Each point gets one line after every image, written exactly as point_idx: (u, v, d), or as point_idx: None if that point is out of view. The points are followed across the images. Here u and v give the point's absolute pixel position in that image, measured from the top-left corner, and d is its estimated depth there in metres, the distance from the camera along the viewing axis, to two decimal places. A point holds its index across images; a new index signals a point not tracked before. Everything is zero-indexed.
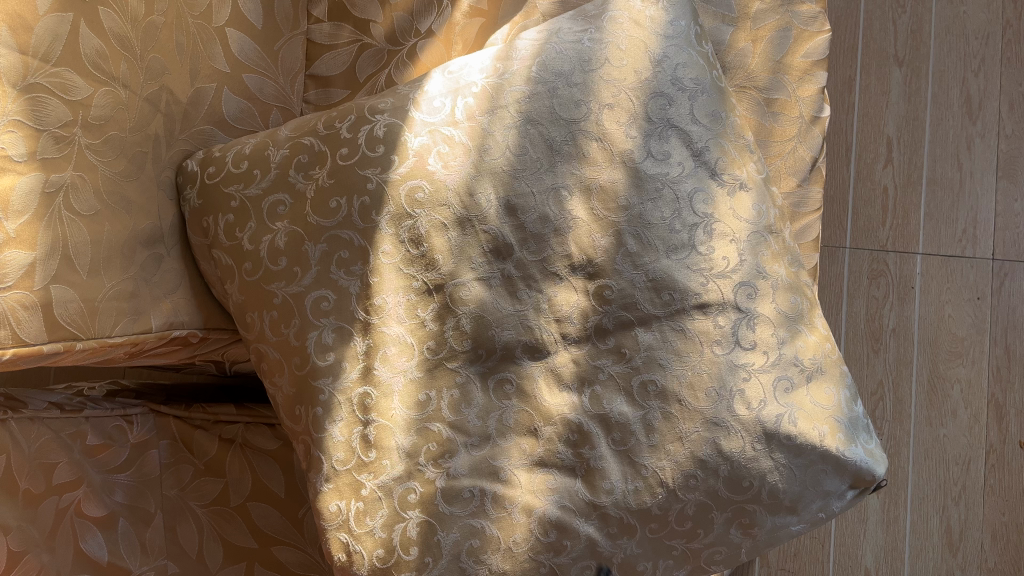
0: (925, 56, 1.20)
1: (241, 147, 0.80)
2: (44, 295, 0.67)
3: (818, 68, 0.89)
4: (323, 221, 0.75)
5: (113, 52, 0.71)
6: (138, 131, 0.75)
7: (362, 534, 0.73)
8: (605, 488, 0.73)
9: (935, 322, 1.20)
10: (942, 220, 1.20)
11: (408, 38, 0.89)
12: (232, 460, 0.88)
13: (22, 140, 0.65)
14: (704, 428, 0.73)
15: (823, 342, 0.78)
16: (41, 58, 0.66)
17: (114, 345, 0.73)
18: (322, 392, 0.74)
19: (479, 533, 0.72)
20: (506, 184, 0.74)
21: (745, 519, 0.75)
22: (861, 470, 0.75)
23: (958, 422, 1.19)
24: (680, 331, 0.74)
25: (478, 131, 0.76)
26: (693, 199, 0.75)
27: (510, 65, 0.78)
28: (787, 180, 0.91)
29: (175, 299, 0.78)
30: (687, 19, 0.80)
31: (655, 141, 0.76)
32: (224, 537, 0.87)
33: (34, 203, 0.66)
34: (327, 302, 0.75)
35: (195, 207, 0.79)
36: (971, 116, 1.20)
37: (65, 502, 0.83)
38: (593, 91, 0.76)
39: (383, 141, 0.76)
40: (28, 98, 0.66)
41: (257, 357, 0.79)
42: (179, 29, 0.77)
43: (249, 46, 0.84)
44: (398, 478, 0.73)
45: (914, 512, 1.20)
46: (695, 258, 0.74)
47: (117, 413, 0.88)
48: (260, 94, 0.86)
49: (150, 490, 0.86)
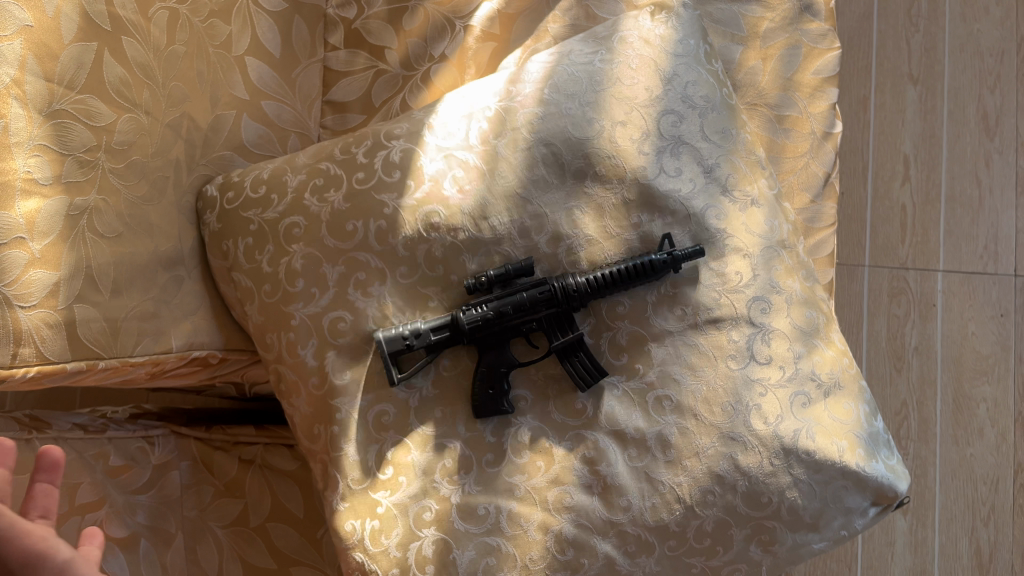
0: (939, 74, 1.20)
1: (259, 171, 0.81)
2: (67, 314, 0.67)
3: (829, 85, 0.90)
4: (341, 243, 0.76)
5: (135, 79, 0.73)
6: (159, 156, 0.76)
7: (377, 553, 0.73)
8: (621, 505, 0.73)
9: (959, 338, 1.19)
10: (963, 237, 1.19)
11: (422, 63, 0.91)
12: (252, 481, 0.87)
13: (48, 163, 0.66)
14: (720, 443, 0.73)
15: (840, 357, 0.78)
16: (66, 85, 0.67)
17: (136, 365, 0.73)
18: (339, 410, 0.75)
19: (495, 551, 0.73)
20: (520, 204, 0.76)
21: (764, 536, 0.74)
22: (882, 486, 0.75)
23: (985, 441, 1.18)
24: (693, 346, 0.75)
25: (491, 154, 0.77)
26: (705, 215, 0.77)
27: (522, 87, 0.79)
28: (800, 196, 0.90)
29: (195, 320, 0.79)
30: (696, 38, 0.82)
31: (667, 157, 0.77)
32: (244, 560, 0.85)
33: (59, 225, 0.66)
34: (344, 323, 0.76)
35: (215, 231, 0.80)
36: (987, 133, 1.20)
37: (87, 523, 0.80)
38: (604, 110, 0.78)
39: (399, 167, 0.77)
40: (54, 124, 0.66)
41: (276, 378, 0.79)
42: (200, 57, 0.79)
43: (267, 74, 0.86)
44: (413, 496, 0.74)
45: (943, 534, 1.17)
46: (709, 274, 0.76)
47: (139, 435, 0.86)
48: (279, 120, 0.88)
49: (171, 510, 0.85)
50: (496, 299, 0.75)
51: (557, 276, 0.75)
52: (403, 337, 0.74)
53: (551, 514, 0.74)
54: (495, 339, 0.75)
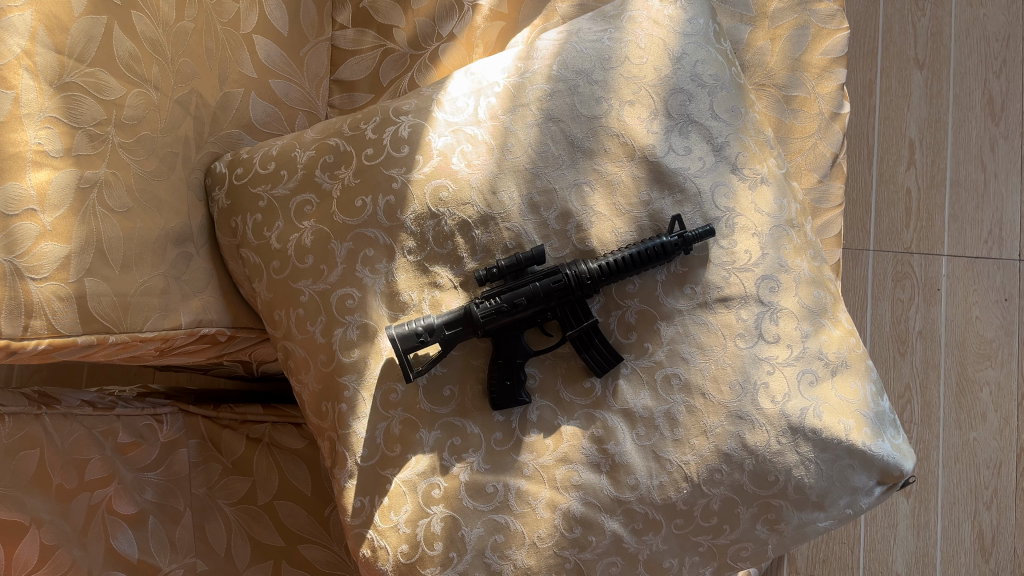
0: (945, 59, 1.20)
1: (268, 148, 0.81)
2: (78, 288, 0.67)
3: (837, 66, 0.89)
4: (349, 220, 0.76)
5: (145, 54, 0.72)
6: (168, 132, 0.76)
7: (386, 529, 0.74)
8: (629, 484, 0.74)
9: (962, 323, 1.19)
10: (968, 221, 1.19)
11: (430, 42, 0.91)
12: (260, 459, 0.87)
13: (58, 136, 0.66)
14: (728, 421, 0.73)
15: (848, 336, 0.78)
16: (76, 58, 0.67)
17: (146, 340, 0.73)
18: (347, 388, 0.75)
19: (503, 529, 0.73)
20: (529, 181, 0.76)
21: (771, 515, 0.75)
22: (889, 465, 0.75)
23: (988, 425, 1.18)
24: (702, 324, 0.75)
25: (500, 129, 0.77)
26: (714, 193, 0.77)
27: (531, 65, 0.79)
28: (807, 176, 0.91)
29: (204, 298, 0.79)
30: (705, 17, 0.81)
31: (677, 136, 0.77)
32: (252, 536, 0.86)
33: (69, 198, 0.66)
34: (352, 299, 0.76)
35: (224, 207, 0.80)
36: (993, 118, 1.20)
37: (96, 499, 0.80)
38: (613, 88, 0.78)
39: (408, 142, 0.77)
40: (64, 97, 0.66)
41: (284, 355, 0.80)
42: (209, 34, 0.79)
43: (276, 53, 0.86)
44: (422, 473, 0.74)
45: (945, 517, 1.17)
46: (717, 252, 0.76)
47: (148, 412, 0.86)
48: (287, 99, 0.88)
49: (180, 488, 0.85)
50: (507, 291, 0.74)
51: (569, 264, 0.74)
52: (417, 334, 0.72)
53: (559, 492, 0.74)
54: (509, 331, 0.74)
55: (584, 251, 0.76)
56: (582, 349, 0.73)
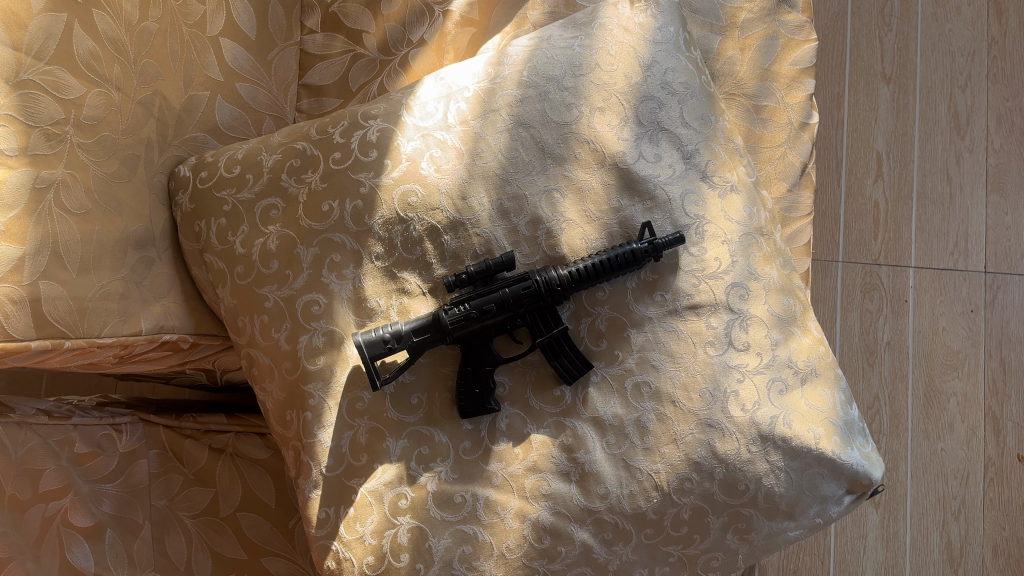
0: (912, 73, 1.22)
1: (233, 152, 0.79)
2: (32, 291, 0.65)
3: (806, 76, 0.90)
4: (316, 224, 0.75)
5: (107, 54, 0.71)
6: (130, 133, 0.74)
7: (351, 540, 0.72)
8: (599, 493, 0.73)
9: (929, 334, 1.20)
10: (934, 234, 1.20)
11: (401, 47, 0.91)
12: (223, 469, 0.85)
13: (14, 134, 0.64)
14: (698, 430, 0.73)
15: (817, 345, 0.78)
16: (34, 56, 0.65)
17: (104, 346, 0.71)
18: (312, 397, 0.73)
19: (471, 540, 0.72)
20: (498, 187, 0.75)
21: (741, 524, 0.74)
22: (858, 474, 0.75)
23: (955, 435, 1.19)
24: (672, 332, 0.74)
25: (471, 135, 0.76)
26: (684, 201, 0.76)
27: (501, 70, 0.79)
28: (777, 185, 0.91)
29: (166, 303, 0.77)
30: (675, 25, 0.81)
31: (647, 143, 0.77)
32: (213, 550, 0.83)
33: (24, 198, 0.64)
34: (318, 306, 0.74)
35: (187, 211, 0.78)
36: (958, 131, 1.21)
37: (51, 511, 0.79)
38: (583, 95, 0.78)
39: (376, 145, 0.76)
40: (21, 94, 0.64)
41: (248, 362, 0.78)
42: (174, 35, 0.78)
43: (243, 56, 0.85)
44: (389, 483, 0.73)
45: (914, 527, 1.18)
46: (687, 259, 0.76)
47: (106, 422, 0.84)
48: (254, 102, 0.86)
49: (139, 500, 0.83)
50: (477, 298, 0.73)
51: (539, 271, 0.74)
52: (384, 341, 0.71)
53: (529, 502, 0.73)
54: (477, 338, 0.73)
55: (554, 257, 0.76)
56: (551, 357, 0.72)
